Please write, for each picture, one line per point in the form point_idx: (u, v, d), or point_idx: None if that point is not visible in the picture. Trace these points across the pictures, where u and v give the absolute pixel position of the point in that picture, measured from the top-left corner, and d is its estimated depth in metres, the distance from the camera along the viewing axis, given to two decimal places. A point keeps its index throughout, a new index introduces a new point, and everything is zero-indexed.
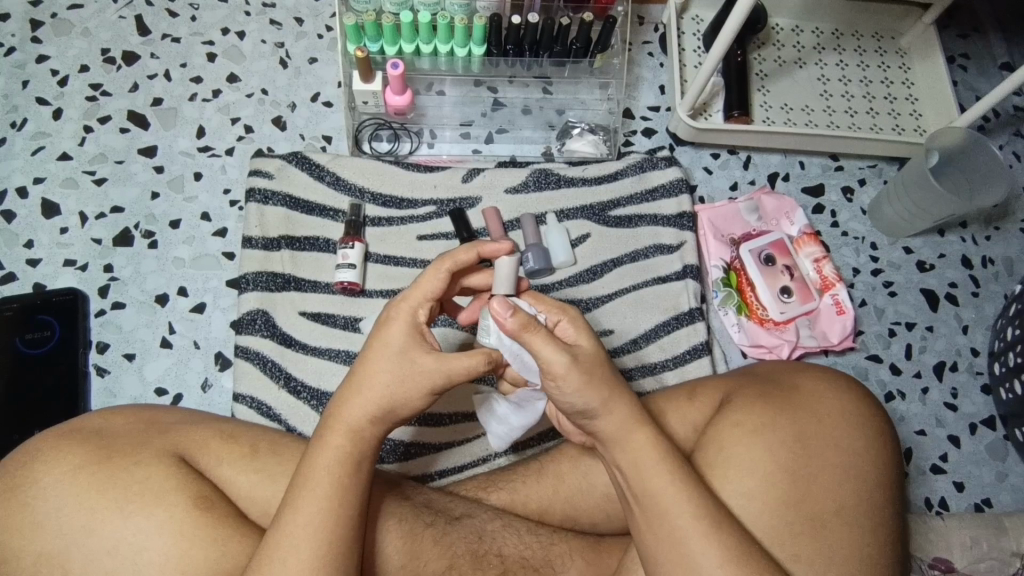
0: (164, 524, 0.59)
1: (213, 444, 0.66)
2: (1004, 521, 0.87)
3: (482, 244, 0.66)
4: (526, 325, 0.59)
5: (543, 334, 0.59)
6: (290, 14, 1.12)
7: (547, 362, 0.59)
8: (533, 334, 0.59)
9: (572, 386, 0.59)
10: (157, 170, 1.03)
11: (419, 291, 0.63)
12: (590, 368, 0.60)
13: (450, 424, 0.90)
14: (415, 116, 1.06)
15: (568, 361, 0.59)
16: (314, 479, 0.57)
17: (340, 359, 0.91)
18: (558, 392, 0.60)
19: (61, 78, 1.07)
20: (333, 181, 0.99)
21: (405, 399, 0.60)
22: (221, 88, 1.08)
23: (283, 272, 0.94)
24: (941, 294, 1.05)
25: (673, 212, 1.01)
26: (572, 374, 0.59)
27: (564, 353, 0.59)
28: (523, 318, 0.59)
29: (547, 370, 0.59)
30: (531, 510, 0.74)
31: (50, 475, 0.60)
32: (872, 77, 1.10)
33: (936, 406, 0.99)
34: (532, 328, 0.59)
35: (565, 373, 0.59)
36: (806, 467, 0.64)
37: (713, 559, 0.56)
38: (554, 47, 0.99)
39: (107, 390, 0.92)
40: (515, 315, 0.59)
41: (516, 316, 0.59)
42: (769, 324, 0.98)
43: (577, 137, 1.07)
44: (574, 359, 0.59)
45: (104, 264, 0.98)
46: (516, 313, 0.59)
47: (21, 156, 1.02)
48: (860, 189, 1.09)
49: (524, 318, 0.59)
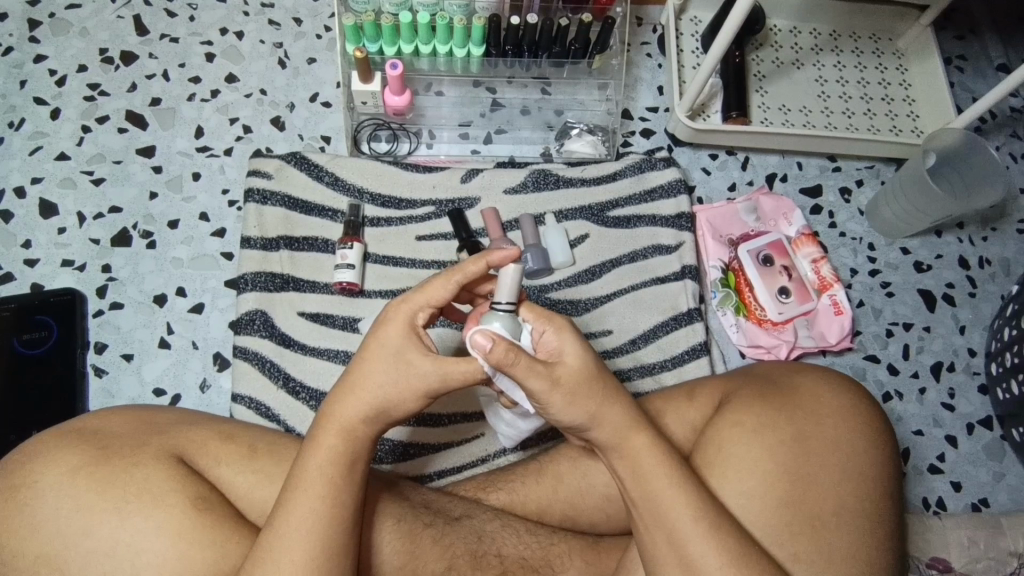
0: (163, 524, 0.59)
1: (211, 444, 0.66)
2: (1001, 521, 0.87)
3: (489, 254, 0.63)
4: (505, 357, 0.56)
5: (525, 363, 0.57)
6: (289, 14, 1.12)
7: (529, 388, 0.58)
8: (514, 365, 0.57)
9: (556, 404, 0.59)
10: (155, 170, 1.03)
11: (423, 295, 0.62)
12: (575, 389, 0.59)
13: (449, 424, 0.90)
14: (414, 116, 1.06)
15: (548, 388, 0.58)
16: (306, 479, 0.57)
17: (338, 360, 0.91)
18: (545, 409, 0.60)
19: (59, 78, 1.06)
20: (332, 181, 0.99)
21: (398, 401, 0.60)
22: (220, 88, 1.08)
23: (281, 273, 0.94)
24: (938, 295, 1.05)
25: (671, 213, 1.01)
26: (554, 397, 0.59)
27: (543, 381, 0.58)
28: (504, 347, 0.56)
29: (530, 392, 0.59)
30: (531, 510, 0.74)
31: (48, 476, 0.60)
32: (869, 78, 1.11)
33: (933, 406, 1.00)
34: (514, 359, 0.56)
35: (546, 395, 0.59)
36: (804, 467, 0.64)
37: (711, 560, 0.57)
38: (552, 47, 0.99)
39: (105, 390, 0.92)
40: (494, 347, 0.56)
41: (494, 347, 0.56)
42: (768, 325, 0.98)
43: (576, 138, 1.07)
44: (557, 384, 0.59)
45: (103, 265, 0.98)
46: (497, 344, 0.56)
47: (19, 155, 1.02)
48: (858, 190, 1.09)
49: (503, 350, 0.56)
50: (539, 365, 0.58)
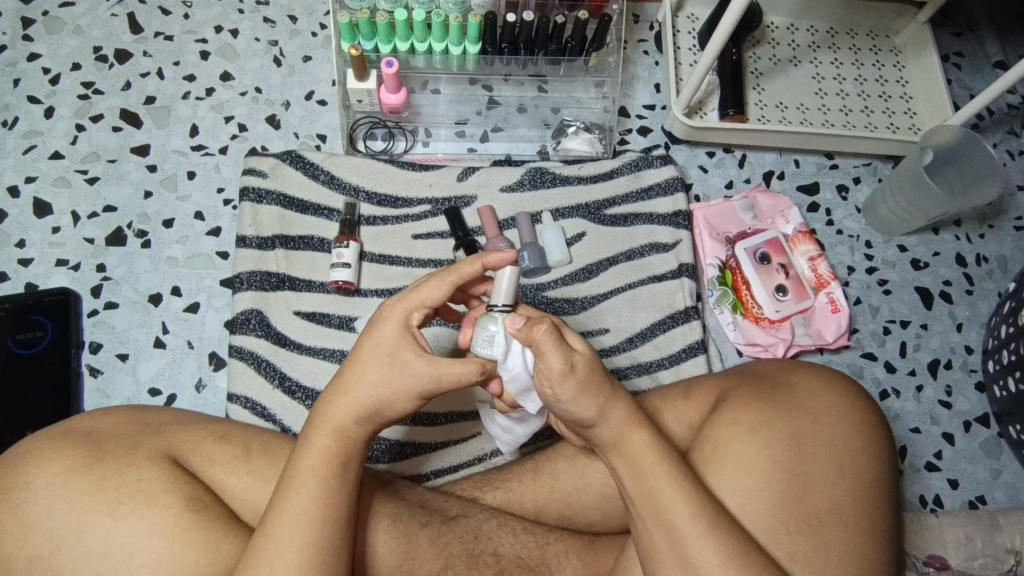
0: (157, 525, 0.59)
1: (206, 444, 0.66)
2: (998, 519, 0.87)
3: (488, 256, 0.63)
4: (536, 323, 0.59)
5: (554, 337, 0.58)
6: (284, 12, 1.12)
7: (548, 366, 0.58)
8: (543, 335, 0.58)
9: (569, 393, 0.59)
10: (150, 169, 1.02)
11: (418, 295, 0.62)
12: (587, 378, 0.59)
13: (446, 424, 0.90)
14: (410, 114, 1.06)
15: (566, 370, 0.58)
16: (299, 480, 0.57)
17: (334, 359, 0.91)
18: (556, 400, 0.59)
19: (53, 76, 1.06)
20: (328, 180, 0.99)
21: (392, 401, 0.60)
22: (215, 86, 1.07)
23: (277, 272, 0.93)
24: (935, 292, 1.05)
25: (668, 211, 1.01)
26: (569, 382, 0.58)
27: (564, 359, 0.58)
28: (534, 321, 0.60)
29: (546, 372, 0.58)
30: (527, 510, 0.74)
31: (42, 477, 0.59)
32: (867, 75, 1.10)
33: (931, 404, 0.99)
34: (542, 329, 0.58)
35: (562, 378, 0.58)
36: (802, 466, 0.64)
37: (710, 559, 0.56)
38: (549, 46, 0.98)
39: (100, 390, 0.92)
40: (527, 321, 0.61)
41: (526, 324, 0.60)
42: (765, 323, 0.98)
43: (573, 136, 1.06)
44: (573, 367, 0.58)
45: (97, 264, 0.97)
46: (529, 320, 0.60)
47: (13, 154, 1.02)
48: (855, 188, 1.09)
49: (536, 320, 0.59)
50: (562, 342, 0.58)
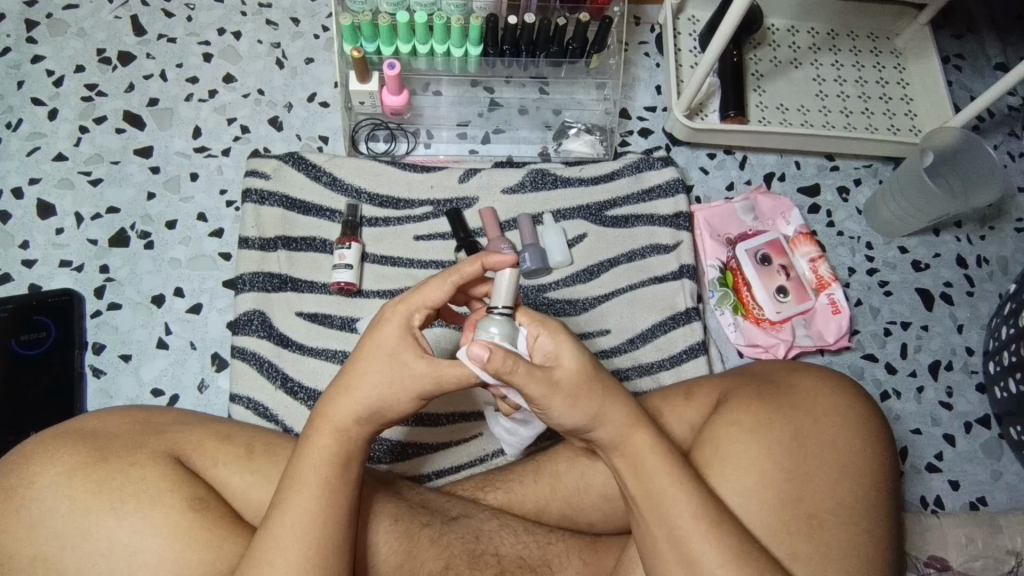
0: (160, 524, 0.59)
1: (209, 444, 0.66)
2: (999, 520, 0.87)
3: (487, 256, 0.63)
4: (502, 366, 0.55)
5: (524, 370, 0.57)
6: (287, 14, 1.12)
7: (528, 391, 0.58)
8: (511, 374, 0.56)
9: (558, 407, 0.59)
10: (153, 171, 1.03)
11: (420, 297, 0.62)
12: (576, 389, 0.59)
13: (448, 424, 0.90)
14: (412, 116, 1.06)
15: (545, 391, 0.58)
16: (302, 480, 0.57)
17: (337, 359, 0.91)
18: (546, 413, 0.60)
19: (57, 78, 1.06)
20: (331, 181, 0.99)
21: (391, 402, 0.60)
22: (218, 88, 1.08)
23: (280, 272, 0.94)
24: (936, 294, 1.05)
25: (669, 212, 1.01)
26: (555, 398, 0.59)
27: (542, 385, 0.58)
28: (501, 358, 0.55)
29: (529, 396, 0.59)
30: (529, 509, 0.75)
31: (45, 476, 0.60)
32: (868, 77, 1.11)
33: (932, 405, 1.00)
34: (510, 368, 0.56)
35: (546, 398, 0.59)
36: (803, 466, 0.64)
37: (712, 558, 0.56)
38: (551, 47, 0.99)
39: (103, 391, 0.92)
40: (492, 355, 0.55)
41: (492, 357, 0.55)
42: (766, 324, 0.98)
43: (575, 137, 1.07)
44: (554, 386, 0.58)
45: (101, 265, 0.98)
46: (494, 355, 0.55)
47: (17, 156, 1.02)
48: (856, 189, 1.09)
49: (501, 360, 0.55)
50: (536, 370, 0.58)
